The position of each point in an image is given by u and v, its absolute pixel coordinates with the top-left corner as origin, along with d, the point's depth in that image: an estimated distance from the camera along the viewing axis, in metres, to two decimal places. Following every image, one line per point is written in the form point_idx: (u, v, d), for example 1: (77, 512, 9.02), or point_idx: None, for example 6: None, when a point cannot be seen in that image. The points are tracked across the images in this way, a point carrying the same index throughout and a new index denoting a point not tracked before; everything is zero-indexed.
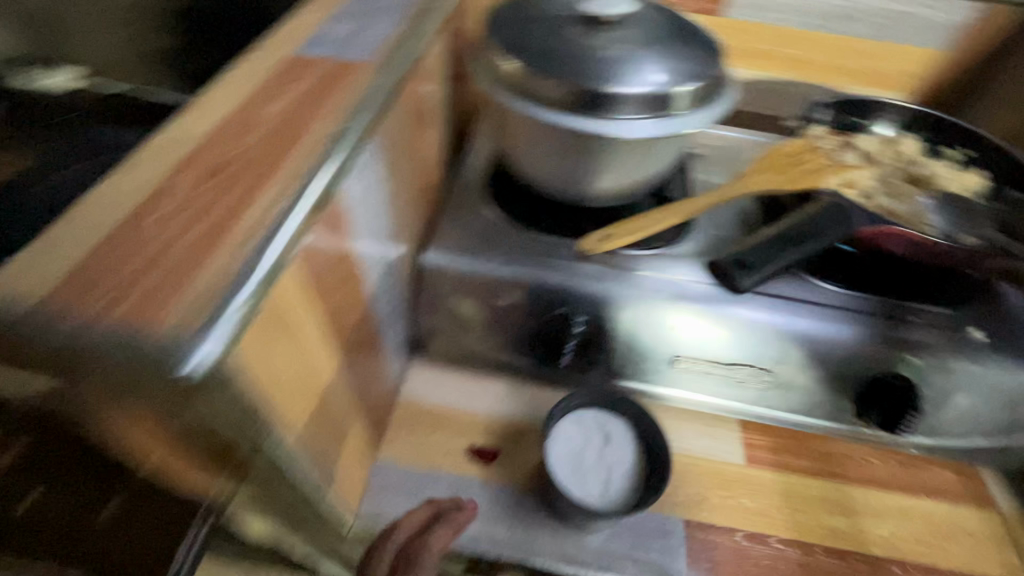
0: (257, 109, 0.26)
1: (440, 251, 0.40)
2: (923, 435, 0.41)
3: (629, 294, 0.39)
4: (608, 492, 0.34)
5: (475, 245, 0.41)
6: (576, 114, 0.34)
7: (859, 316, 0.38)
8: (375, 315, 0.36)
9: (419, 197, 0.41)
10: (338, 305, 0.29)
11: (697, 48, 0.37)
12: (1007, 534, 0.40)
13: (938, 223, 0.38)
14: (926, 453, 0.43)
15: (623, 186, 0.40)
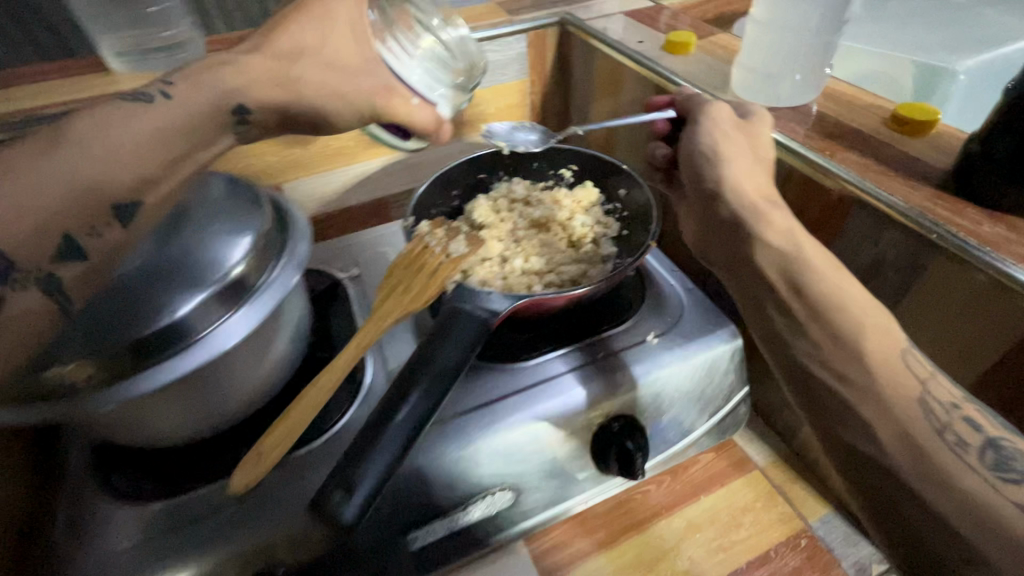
0: (368, 534, 0.48)
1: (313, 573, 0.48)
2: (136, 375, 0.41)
3: (579, 462, 0.54)
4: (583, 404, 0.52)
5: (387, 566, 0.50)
6: (487, 461, 0.50)
7: (570, 484, 0.55)
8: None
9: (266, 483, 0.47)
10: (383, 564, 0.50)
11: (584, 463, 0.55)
12: (288, 428, 0.47)
13: (546, 487, 0.54)
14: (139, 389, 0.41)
15: (546, 516, 0.55)
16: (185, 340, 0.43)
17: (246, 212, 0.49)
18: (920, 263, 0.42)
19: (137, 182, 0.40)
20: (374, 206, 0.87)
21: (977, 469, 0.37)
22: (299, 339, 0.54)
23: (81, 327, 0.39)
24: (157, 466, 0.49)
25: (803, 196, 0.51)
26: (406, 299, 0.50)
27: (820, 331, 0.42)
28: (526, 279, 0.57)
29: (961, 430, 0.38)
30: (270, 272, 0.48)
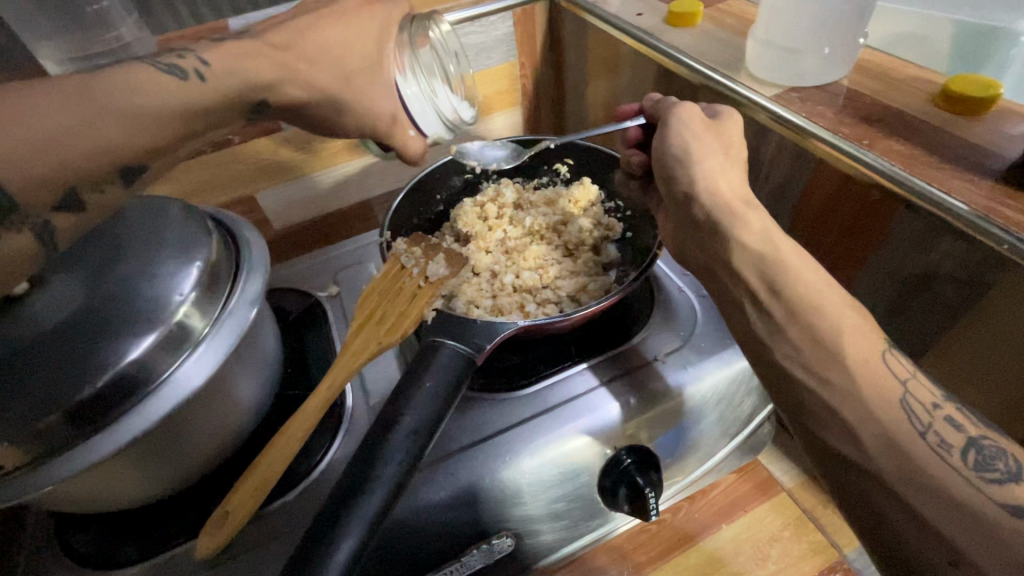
0: None
1: None
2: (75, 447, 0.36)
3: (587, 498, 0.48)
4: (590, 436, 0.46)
5: None
6: (483, 507, 0.44)
7: (578, 521, 0.49)
8: None
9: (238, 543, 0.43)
10: None
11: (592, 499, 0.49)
12: (257, 485, 0.42)
13: (551, 526, 0.48)
14: (77, 462, 0.35)
15: (553, 555, 0.50)
16: (131, 399, 0.37)
17: (188, 237, 0.43)
18: (984, 280, 0.38)
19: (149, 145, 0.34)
20: (356, 211, 0.80)
21: (962, 470, 0.31)
22: (270, 375, 0.49)
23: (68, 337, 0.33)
24: (120, 530, 0.45)
25: (845, 188, 0.44)
26: (383, 332, 0.45)
27: (802, 333, 0.35)
28: (519, 299, 0.51)
29: (944, 428, 0.32)
30: (224, 307, 0.42)
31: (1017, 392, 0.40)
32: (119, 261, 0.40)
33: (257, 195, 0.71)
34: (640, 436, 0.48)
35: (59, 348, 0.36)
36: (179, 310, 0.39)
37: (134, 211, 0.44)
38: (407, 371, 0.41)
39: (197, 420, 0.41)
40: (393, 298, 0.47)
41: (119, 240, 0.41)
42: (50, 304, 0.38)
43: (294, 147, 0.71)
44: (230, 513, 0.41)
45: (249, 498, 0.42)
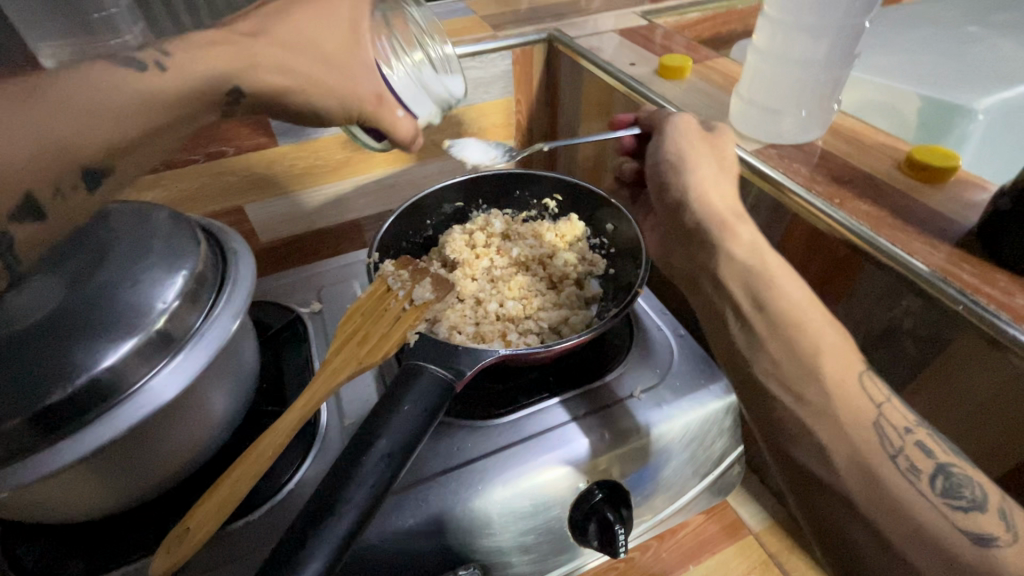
0: None
1: None
2: (41, 450, 0.35)
3: (558, 533, 0.48)
4: (565, 467, 0.46)
5: None
6: (452, 537, 0.44)
7: (547, 554, 0.49)
8: None
9: (195, 562, 0.41)
10: None
11: (560, 537, 0.48)
12: (225, 502, 0.41)
13: (520, 560, 0.48)
14: (35, 466, 0.34)
15: None
16: (100, 406, 0.36)
17: (172, 248, 0.42)
18: (943, 338, 0.40)
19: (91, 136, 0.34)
20: (344, 229, 0.81)
21: (926, 493, 0.33)
22: (243, 389, 0.48)
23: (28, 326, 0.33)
24: (67, 541, 0.43)
25: (818, 240, 0.46)
26: (365, 353, 0.44)
27: (782, 352, 0.38)
28: (501, 326, 0.51)
29: (913, 454, 0.34)
30: (203, 318, 0.41)
31: (974, 445, 0.41)
32: (99, 267, 0.40)
33: (246, 206, 0.72)
34: (614, 471, 0.48)
35: (28, 351, 0.36)
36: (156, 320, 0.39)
37: (122, 216, 0.44)
38: (388, 394, 0.41)
39: (169, 430, 0.41)
40: (376, 317, 0.47)
41: (101, 245, 0.41)
42: (23, 308, 0.37)
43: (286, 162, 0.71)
44: (189, 531, 0.40)
45: (214, 514, 0.40)
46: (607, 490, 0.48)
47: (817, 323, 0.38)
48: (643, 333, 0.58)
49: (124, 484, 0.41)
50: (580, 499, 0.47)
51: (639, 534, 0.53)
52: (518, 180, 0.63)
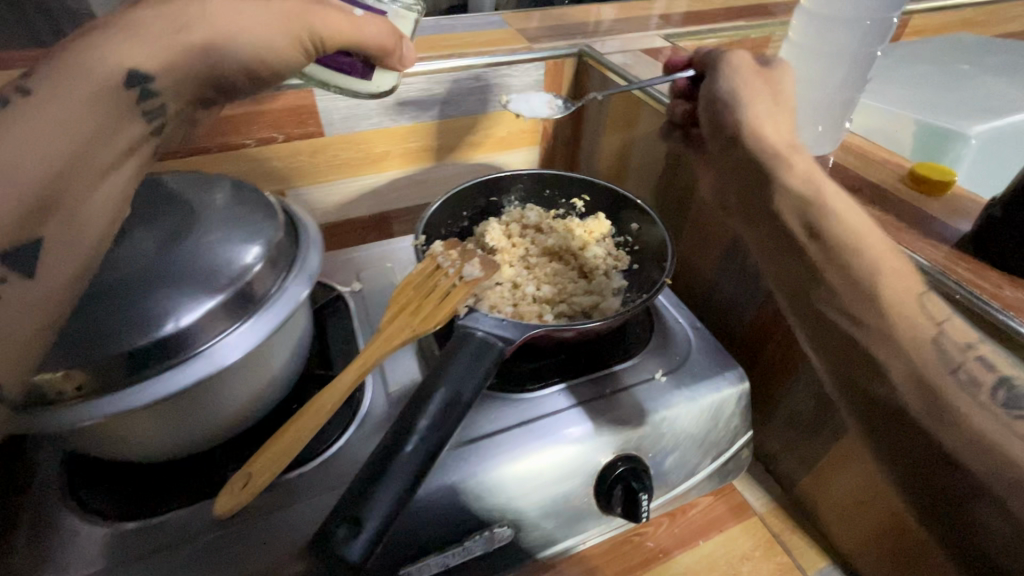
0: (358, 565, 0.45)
1: None
2: (134, 383, 0.39)
3: (585, 500, 0.52)
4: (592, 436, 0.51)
5: None
6: (491, 495, 0.48)
7: (573, 521, 0.53)
8: None
9: (255, 507, 0.44)
10: None
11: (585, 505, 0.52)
12: (284, 450, 0.44)
13: (549, 524, 0.51)
14: (130, 396, 0.38)
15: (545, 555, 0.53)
16: (167, 359, 0.40)
17: (252, 223, 0.46)
18: None
19: (34, 207, 0.33)
20: (376, 221, 0.86)
21: (992, 407, 0.35)
22: (292, 364, 0.51)
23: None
24: (133, 483, 0.47)
25: None
26: (419, 321, 0.48)
27: (845, 293, 0.41)
28: (538, 307, 0.55)
29: (974, 369, 0.36)
30: (270, 293, 0.45)
31: None
32: (190, 229, 0.43)
33: (287, 193, 0.76)
34: (638, 444, 0.53)
35: (123, 296, 0.39)
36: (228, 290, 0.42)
37: (204, 186, 0.48)
38: (446, 355, 0.45)
39: (239, 378, 0.45)
40: (427, 291, 0.51)
41: (191, 211, 0.45)
42: (124, 255, 0.40)
43: (327, 155, 0.76)
44: (252, 474, 0.43)
45: (275, 460, 0.44)
46: (629, 462, 0.51)
47: (880, 260, 0.41)
48: (662, 325, 0.63)
49: (196, 424, 0.45)
50: (604, 469, 0.51)
51: (657, 508, 0.57)
52: (550, 180, 0.68)
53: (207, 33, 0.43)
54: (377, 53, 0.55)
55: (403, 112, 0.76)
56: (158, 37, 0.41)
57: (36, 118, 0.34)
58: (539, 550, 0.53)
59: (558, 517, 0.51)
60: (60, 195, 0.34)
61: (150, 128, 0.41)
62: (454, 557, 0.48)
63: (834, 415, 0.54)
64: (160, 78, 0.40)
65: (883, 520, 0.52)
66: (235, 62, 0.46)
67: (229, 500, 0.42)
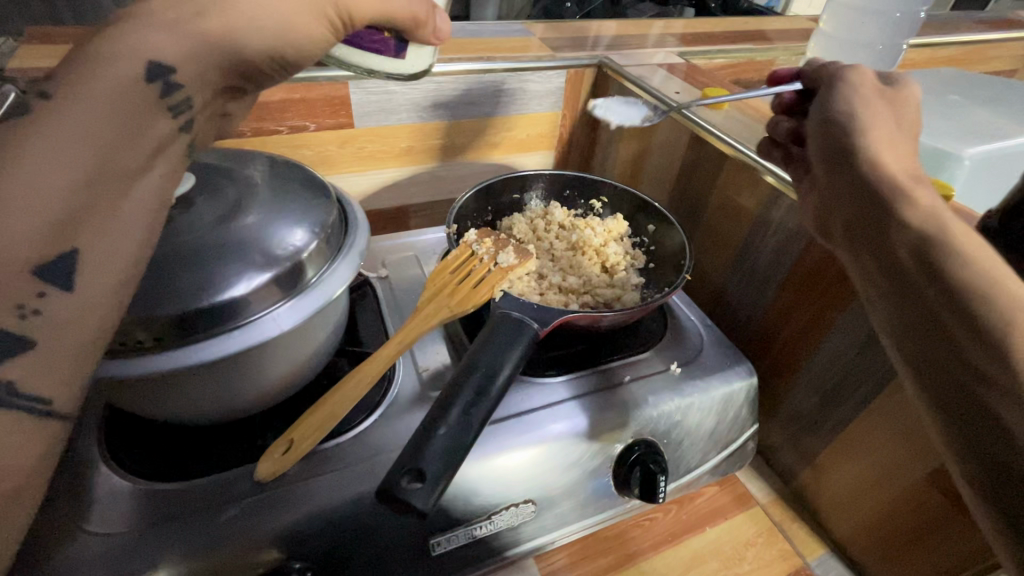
0: (390, 531, 0.47)
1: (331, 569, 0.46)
2: (191, 342, 0.40)
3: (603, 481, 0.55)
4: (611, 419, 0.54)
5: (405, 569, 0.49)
6: (518, 470, 0.50)
7: (591, 502, 0.55)
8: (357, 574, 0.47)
9: (295, 472, 0.46)
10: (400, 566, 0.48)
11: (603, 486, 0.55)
12: (327, 417, 0.46)
13: (569, 502, 0.54)
14: (188, 354, 0.40)
15: (564, 533, 0.55)
16: (227, 322, 0.41)
17: (307, 201, 0.48)
18: None
19: (61, 221, 0.30)
20: (394, 214, 0.88)
21: None
22: (327, 342, 0.53)
23: (29, 413, 0.30)
24: (170, 446, 0.48)
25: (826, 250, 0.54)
26: (457, 303, 0.51)
27: (909, 244, 0.35)
28: (563, 297, 0.58)
29: None
30: (323, 270, 0.46)
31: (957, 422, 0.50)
32: (249, 202, 0.45)
33: None
34: (653, 430, 0.56)
35: (192, 256, 0.40)
36: (285, 264, 0.43)
37: (258, 163, 0.50)
38: (488, 332, 0.46)
39: (286, 347, 0.46)
40: (463, 274, 0.53)
41: (251, 185, 0.47)
42: (190, 221, 0.42)
43: (353, 146, 0.78)
44: (296, 438, 0.45)
45: (318, 427, 0.46)
46: (648, 445, 0.55)
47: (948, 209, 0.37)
48: (675, 322, 0.66)
49: (243, 388, 0.46)
50: (623, 450, 0.54)
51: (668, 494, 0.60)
52: (571, 181, 0.71)
53: (228, 17, 0.37)
54: (410, 24, 0.50)
55: (429, 109, 0.79)
56: (179, 22, 0.36)
57: (64, 123, 0.31)
58: (558, 528, 0.55)
59: (578, 496, 0.54)
60: (88, 206, 0.31)
61: (178, 124, 0.37)
62: (481, 528, 0.50)
63: (837, 407, 0.58)
64: (184, 69, 0.35)
65: (879, 505, 0.56)
66: (259, 51, 0.40)
67: (274, 463, 0.44)
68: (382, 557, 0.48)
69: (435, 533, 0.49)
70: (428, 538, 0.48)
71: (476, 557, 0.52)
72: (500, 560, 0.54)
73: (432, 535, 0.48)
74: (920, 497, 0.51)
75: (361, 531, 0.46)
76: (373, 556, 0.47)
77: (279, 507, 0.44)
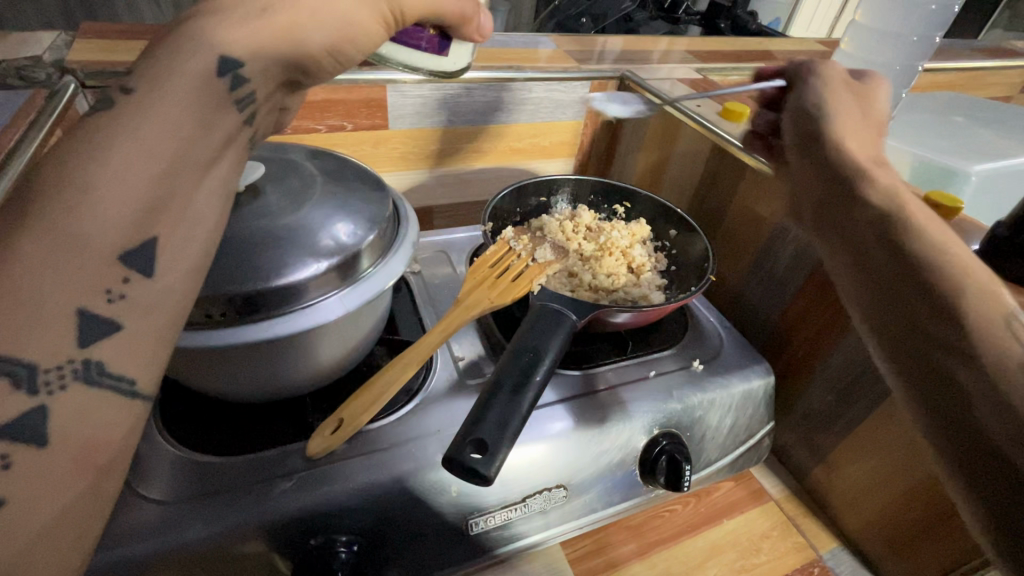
0: (430, 510, 0.49)
1: (374, 544, 0.48)
2: (255, 321, 0.42)
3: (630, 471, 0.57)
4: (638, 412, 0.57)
5: (442, 548, 0.51)
6: (552, 456, 0.53)
7: (617, 490, 0.58)
8: (397, 550, 0.49)
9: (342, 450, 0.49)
10: (437, 544, 0.51)
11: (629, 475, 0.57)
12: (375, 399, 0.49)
13: (597, 489, 0.56)
14: (251, 332, 0.42)
15: (590, 520, 0.58)
16: (287, 304, 0.43)
17: (362, 194, 0.50)
18: None
19: (147, 208, 0.31)
20: (421, 215, 0.91)
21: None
22: (375, 329, 0.55)
23: (116, 390, 0.30)
24: (223, 423, 0.51)
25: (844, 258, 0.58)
26: (497, 294, 0.54)
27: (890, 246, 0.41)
28: (592, 294, 0.62)
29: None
30: (381, 259, 0.49)
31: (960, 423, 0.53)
32: (309, 192, 0.47)
33: None
34: (676, 423, 0.58)
35: (260, 240, 0.43)
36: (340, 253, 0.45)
37: (314, 158, 0.53)
38: (527, 323, 0.48)
39: (337, 332, 0.49)
40: (502, 269, 0.56)
41: (311, 178, 0.49)
42: (257, 208, 0.44)
43: (386, 148, 0.81)
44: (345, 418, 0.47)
45: (366, 407, 0.48)
46: (671, 437, 0.57)
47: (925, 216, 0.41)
48: (695, 323, 0.69)
49: (295, 369, 0.49)
50: (649, 442, 0.57)
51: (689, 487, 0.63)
52: (597, 187, 0.75)
53: (292, 12, 0.39)
54: (457, 20, 0.53)
55: (459, 115, 0.83)
56: (247, 19, 0.37)
57: (150, 113, 0.31)
58: (586, 516, 0.57)
59: (605, 483, 0.56)
60: (169, 195, 0.32)
61: (242, 117, 0.38)
62: (515, 511, 0.53)
63: (850, 407, 0.61)
64: (251, 65, 0.37)
65: (887, 500, 0.58)
66: (320, 45, 0.41)
67: (325, 440, 0.47)
68: (422, 535, 0.50)
69: (472, 514, 0.51)
70: (465, 518, 0.51)
71: (508, 539, 0.54)
72: (530, 544, 0.56)
73: (470, 515, 0.51)
74: (925, 491, 0.54)
75: (404, 509, 0.48)
76: (414, 533, 0.49)
77: (328, 482, 0.47)
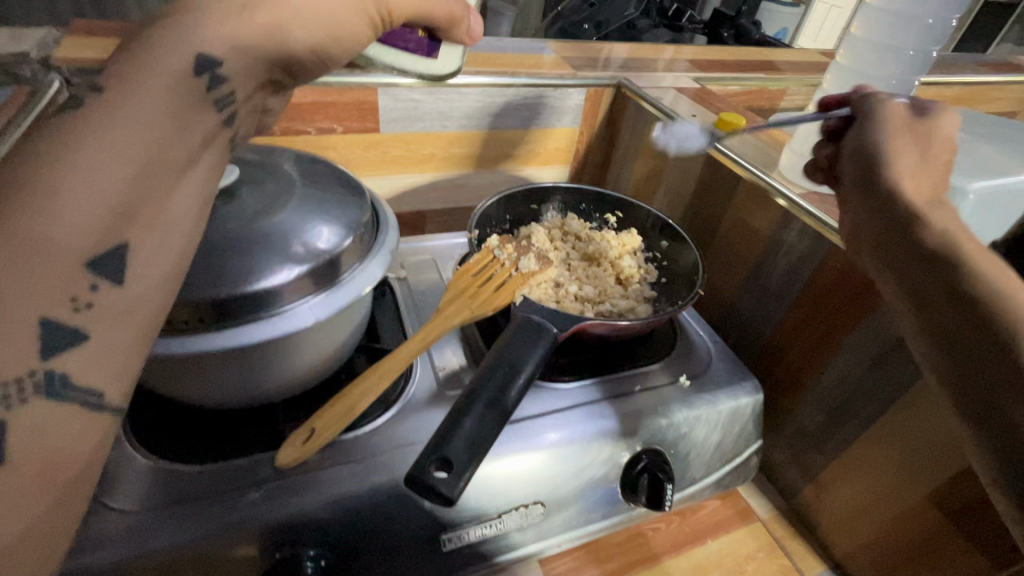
0: (405, 523, 0.48)
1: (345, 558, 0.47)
2: (228, 327, 0.41)
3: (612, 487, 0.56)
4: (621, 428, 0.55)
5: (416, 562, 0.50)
6: (529, 471, 0.51)
7: (598, 506, 0.56)
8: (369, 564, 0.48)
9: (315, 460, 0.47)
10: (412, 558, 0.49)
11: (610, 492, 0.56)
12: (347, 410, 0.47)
13: (577, 505, 0.55)
14: (224, 338, 0.41)
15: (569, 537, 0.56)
16: (262, 310, 0.43)
17: (341, 199, 0.49)
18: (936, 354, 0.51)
19: (118, 214, 0.29)
20: (411, 219, 0.90)
21: None
22: (354, 335, 0.54)
23: (85, 402, 0.29)
24: (195, 430, 0.50)
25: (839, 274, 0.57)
26: (478, 303, 0.53)
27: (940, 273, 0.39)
28: (579, 305, 0.60)
29: None
30: (358, 264, 0.48)
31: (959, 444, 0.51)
32: (286, 195, 0.47)
33: None
34: (661, 440, 0.57)
35: (234, 245, 0.42)
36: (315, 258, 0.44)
37: (293, 161, 0.52)
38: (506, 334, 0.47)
39: (313, 339, 0.48)
40: (484, 278, 0.55)
41: (288, 181, 0.48)
42: (230, 211, 0.43)
43: (377, 152, 0.81)
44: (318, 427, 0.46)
45: (337, 418, 0.47)
46: (653, 454, 0.56)
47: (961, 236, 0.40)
48: (684, 336, 0.68)
49: (268, 377, 0.47)
50: (631, 459, 0.55)
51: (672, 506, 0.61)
52: (588, 196, 0.73)
53: (273, 16, 0.37)
54: (447, 21, 0.52)
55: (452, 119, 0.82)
56: (226, 18, 0.35)
57: (122, 115, 0.30)
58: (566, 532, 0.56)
59: (586, 499, 0.55)
60: (142, 200, 0.30)
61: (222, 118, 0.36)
62: (491, 527, 0.51)
63: (840, 426, 0.59)
64: (230, 64, 0.35)
65: (876, 524, 0.57)
66: (307, 46, 0.40)
67: (295, 450, 0.46)
68: (395, 549, 0.49)
69: (447, 528, 0.50)
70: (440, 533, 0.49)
71: (485, 555, 0.53)
72: (508, 559, 0.54)
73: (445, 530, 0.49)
74: (913, 517, 0.53)
75: (377, 522, 0.47)
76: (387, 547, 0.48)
77: (299, 493, 0.45)
